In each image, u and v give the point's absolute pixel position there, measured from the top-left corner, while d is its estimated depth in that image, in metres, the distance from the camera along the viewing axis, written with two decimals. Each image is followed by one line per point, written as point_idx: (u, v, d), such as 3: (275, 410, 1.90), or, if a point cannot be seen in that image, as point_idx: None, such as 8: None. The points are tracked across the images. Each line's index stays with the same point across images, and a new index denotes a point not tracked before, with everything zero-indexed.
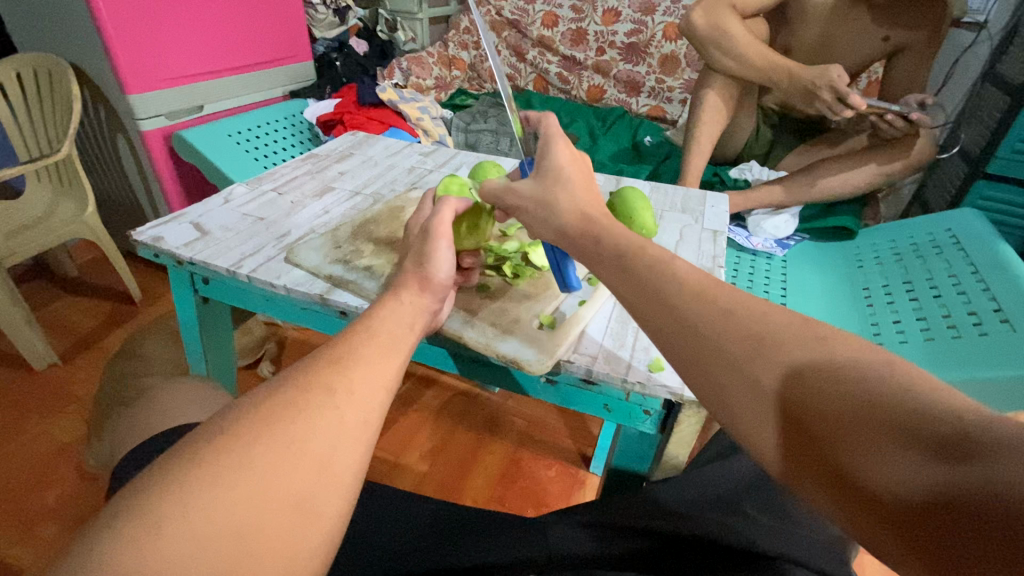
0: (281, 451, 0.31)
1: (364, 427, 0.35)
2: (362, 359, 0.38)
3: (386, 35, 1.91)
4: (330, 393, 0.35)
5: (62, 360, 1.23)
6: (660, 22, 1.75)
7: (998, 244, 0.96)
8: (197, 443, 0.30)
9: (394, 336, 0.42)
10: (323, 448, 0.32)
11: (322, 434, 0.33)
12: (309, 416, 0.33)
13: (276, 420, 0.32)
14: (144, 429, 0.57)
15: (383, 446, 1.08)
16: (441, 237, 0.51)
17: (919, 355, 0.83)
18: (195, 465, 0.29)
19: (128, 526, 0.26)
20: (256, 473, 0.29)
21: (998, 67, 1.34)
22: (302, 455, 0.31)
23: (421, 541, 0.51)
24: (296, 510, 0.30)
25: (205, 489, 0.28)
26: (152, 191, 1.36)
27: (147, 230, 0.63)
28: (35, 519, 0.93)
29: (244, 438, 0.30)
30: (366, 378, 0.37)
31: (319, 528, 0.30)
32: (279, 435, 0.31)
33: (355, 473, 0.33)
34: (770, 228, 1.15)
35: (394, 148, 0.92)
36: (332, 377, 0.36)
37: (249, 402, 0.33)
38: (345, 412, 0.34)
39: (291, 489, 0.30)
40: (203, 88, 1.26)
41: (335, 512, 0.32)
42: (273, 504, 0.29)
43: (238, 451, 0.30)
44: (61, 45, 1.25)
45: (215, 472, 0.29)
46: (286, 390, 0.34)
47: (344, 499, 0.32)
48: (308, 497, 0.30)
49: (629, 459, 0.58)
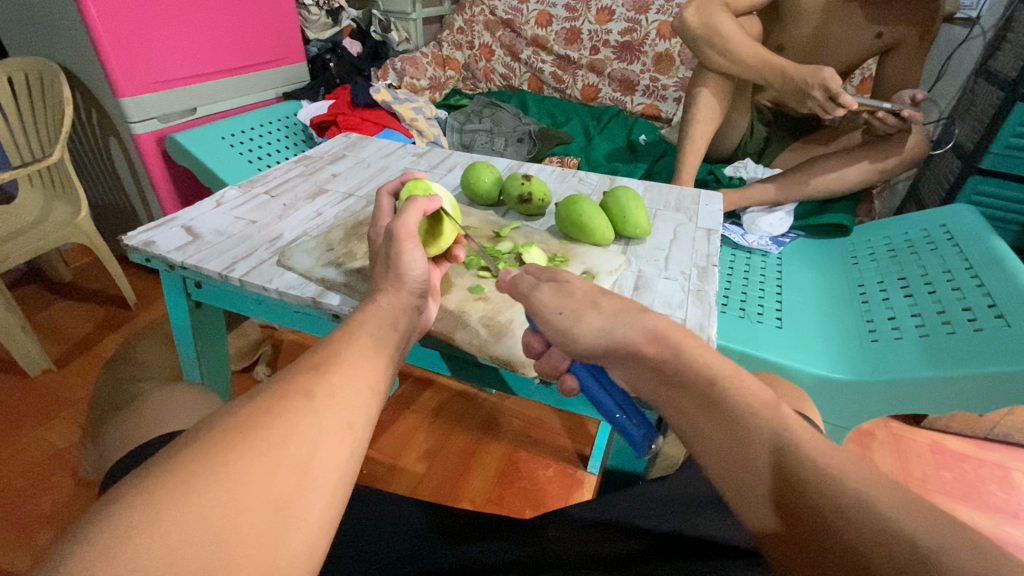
0: (260, 457, 0.30)
1: (346, 432, 0.35)
2: (345, 364, 0.39)
3: (380, 35, 1.90)
4: (309, 398, 0.35)
5: (57, 365, 1.23)
6: (654, 21, 1.75)
7: (992, 240, 0.96)
8: (177, 450, 0.30)
9: (378, 340, 0.43)
10: (302, 452, 0.32)
11: (301, 439, 0.32)
12: (288, 421, 0.33)
13: (255, 426, 0.32)
14: (136, 434, 0.57)
15: (380, 448, 1.08)
16: (403, 239, 0.51)
17: (914, 352, 0.83)
18: (171, 473, 0.28)
19: (101, 530, 0.26)
20: (232, 478, 0.29)
21: (992, 63, 1.34)
22: (279, 460, 0.31)
23: (414, 546, 0.50)
24: (275, 514, 0.29)
25: (181, 494, 0.28)
26: (146, 194, 1.35)
27: (137, 234, 0.62)
28: (31, 526, 0.92)
29: (222, 445, 0.30)
30: (348, 383, 0.37)
31: (299, 532, 0.30)
32: (258, 442, 0.31)
33: (337, 477, 0.33)
34: (765, 225, 1.15)
35: (387, 149, 0.92)
36: (312, 382, 0.36)
37: (230, 409, 0.33)
38: (327, 417, 0.35)
39: (271, 493, 0.30)
40: (194, 90, 1.25)
41: (317, 516, 0.31)
42: (251, 511, 0.29)
43: (216, 458, 0.29)
44: (52, 48, 1.24)
45: (194, 477, 0.28)
46: (265, 396, 0.34)
47: (326, 504, 0.32)
48: (287, 501, 0.30)
49: (624, 460, 0.58)
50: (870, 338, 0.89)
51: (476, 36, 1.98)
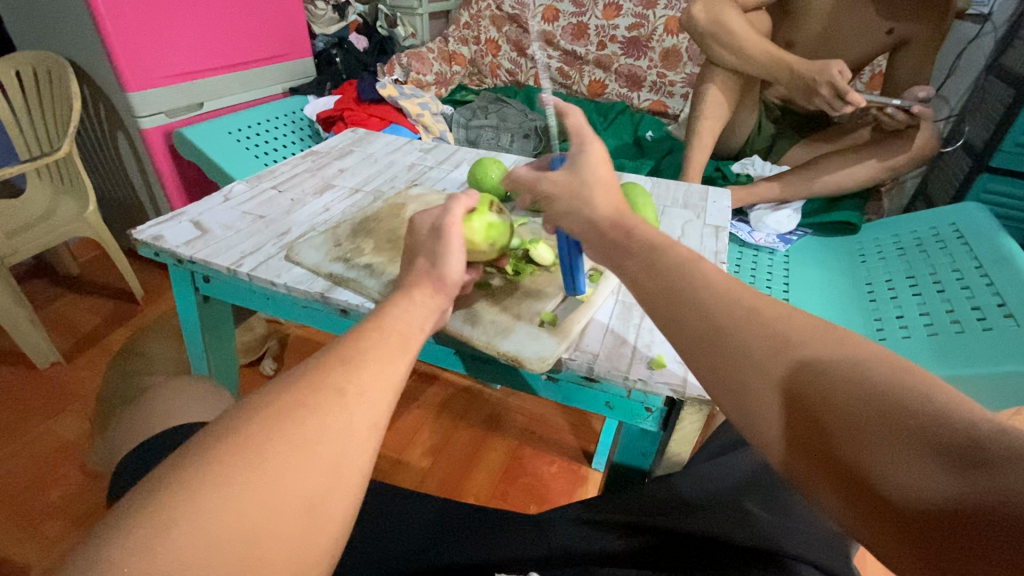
0: (294, 453, 0.31)
1: (373, 432, 0.35)
2: (374, 358, 0.38)
3: (386, 30, 1.89)
4: (341, 395, 0.35)
5: (65, 358, 1.23)
6: (662, 16, 1.73)
7: (1002, 239, 0.96)
8: (211, 442, 0.30)
9: (405, 336, 0.42)
10: (333, 450, 0.32)
11: (332, 435, 0.32)
12: (320, 418, 0.33)
13: (286, 422, 0.32)
14: (147, 427, 0.57)
15: (385, 443, 1.09)
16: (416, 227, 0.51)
17: (922, 350, 0.82)
18: (206, 467, 0.28)
19: (139, 527, 0.26)
20: (267, 474, 0.29)
21: (1003, 60, 1.33)
22: (312, 457, 0.31)
23: (422, 540, 0.50)
24: (307, 511, 0.30)
25: (218, 489, 0.28)
26: (153, 188, 1.36)
27: (146, 229, 0.62)
28: (40, 518, 0.93)
29: (256, 439, 0.30)
30: (376, 379, 0.37)
31: (327, 529, 0.30)
32: (291, 438, 0.31)
33: (362, 475, 0.33)
34: (773, 223, 1.14)
35: (393, 145, 0.92)
36: (344, 378, 0.36)
37: (259, 400, 0.33)
38: (356, 416, 0.34)
39: (302, 490, 0.30)
40: (202, 85, 1.25)
41: (343, 514, 0.32)
42: (283, 506, 0.29)
43: (250, 452, 0.29)
44: (60, 42, 1.24)
45: (228, 472, 0.28)
46: (299, 389, 0.34)
47: (351, 500, 0.32)
48: (317, 499, 0.30)
49: (630, 457, 0.58)
50: (877, 336, 0.89)
51: (482, 32, 1.96)
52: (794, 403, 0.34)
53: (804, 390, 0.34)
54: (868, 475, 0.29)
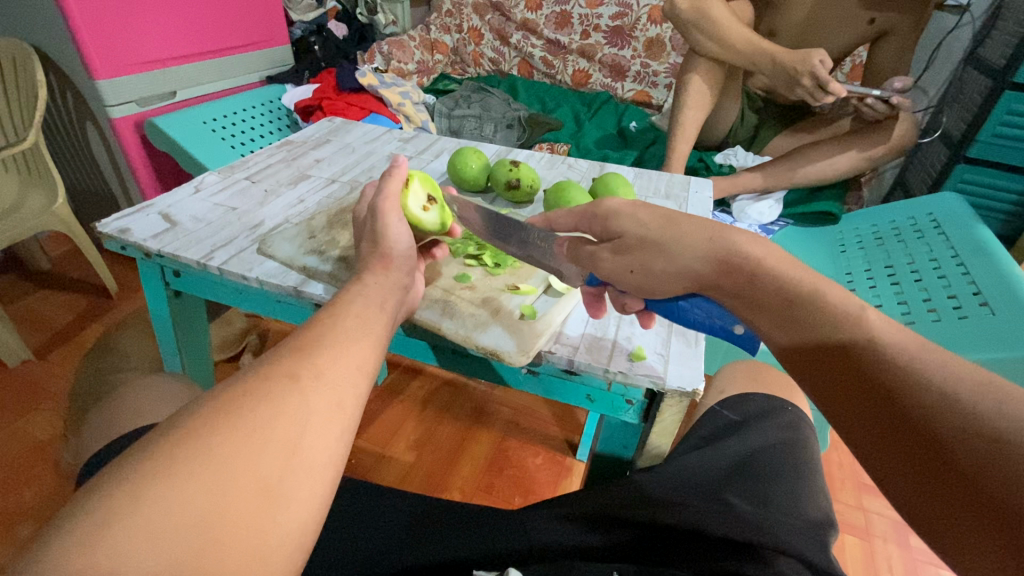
0: (248, 436, 0.29)
1: (336, 410, 0.33)
2: (333, 343, 0.37)
3: (366, 17, 1.85)
4: (295, 378, 0.33)
5: (37, 356, 1.20)
6: (645, 5, 1.72)
7: (979, 228, 0.97)
8: (160, 435, 0.29)
9: (365, 317, 0.41)
10: (291, 432, 0.31)
11: (289, 417, 0.31)
12: (272, 402, 0.31)
13: (239, 406, 0.30)
14: (117, 426, 0.55)
15: (369, 437, 1.08)
16: (393, 214, 0.50)
17: (958, 331, 0.81)
18: (151, 459, 0.27)
19: (70, 530, 0.25)
20: (215, 460, 0.28)
21: (980, 51, 1.34)
22: (267, 440, 0.30)
23: (404, 537, 0.49)
24: (264, 494, 0.28)
25: (165, 478, 0.26)
26: (125, 180, 1.32)
27: (112, 222, 0.60)
28: (11, 520, 0.91)
29: (203, 427, 0.29)
30: (335, 361, 0.36)
31: (292, 511, 0.29)
32: (244, 422, 0.30)
33: (327, 455, 0.32)
34: (754, 213, 1.16)
35: (372, 134, 0.90)
36: (297, 363, 0.34)
37: (211, 393, 0.32)
38: (314, 398, 0.33)
39: (258, 472, 0.28)
40: (174, 73, 1.22)
41: (307, 496, 0.30)
42: (238, 489, 0.28)
43: (197, 440, 0.28)
44: (24, 28, 1.19)
45: (176, 461, 0.27)
46: (250, 377, 0.33)
47: (318, 482, 0.31)
48: (274, 481, 0.29)
49: (613, 448, 0.57)
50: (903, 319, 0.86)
51: (465, 19, 1.93)
52: (886, 423, 0.30)
53: (892, 397, 0.30)
54: (948, 462, 0.27)
